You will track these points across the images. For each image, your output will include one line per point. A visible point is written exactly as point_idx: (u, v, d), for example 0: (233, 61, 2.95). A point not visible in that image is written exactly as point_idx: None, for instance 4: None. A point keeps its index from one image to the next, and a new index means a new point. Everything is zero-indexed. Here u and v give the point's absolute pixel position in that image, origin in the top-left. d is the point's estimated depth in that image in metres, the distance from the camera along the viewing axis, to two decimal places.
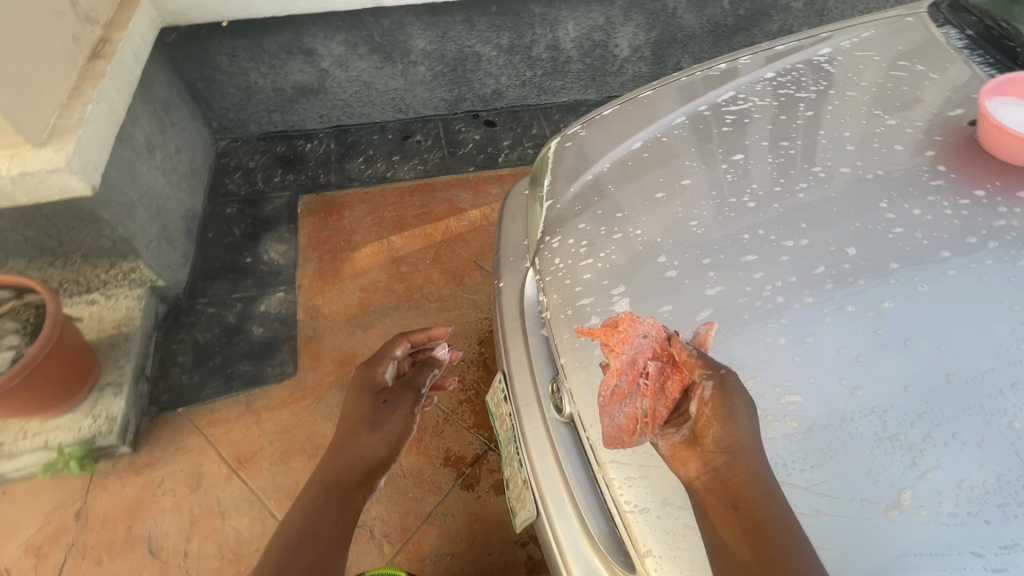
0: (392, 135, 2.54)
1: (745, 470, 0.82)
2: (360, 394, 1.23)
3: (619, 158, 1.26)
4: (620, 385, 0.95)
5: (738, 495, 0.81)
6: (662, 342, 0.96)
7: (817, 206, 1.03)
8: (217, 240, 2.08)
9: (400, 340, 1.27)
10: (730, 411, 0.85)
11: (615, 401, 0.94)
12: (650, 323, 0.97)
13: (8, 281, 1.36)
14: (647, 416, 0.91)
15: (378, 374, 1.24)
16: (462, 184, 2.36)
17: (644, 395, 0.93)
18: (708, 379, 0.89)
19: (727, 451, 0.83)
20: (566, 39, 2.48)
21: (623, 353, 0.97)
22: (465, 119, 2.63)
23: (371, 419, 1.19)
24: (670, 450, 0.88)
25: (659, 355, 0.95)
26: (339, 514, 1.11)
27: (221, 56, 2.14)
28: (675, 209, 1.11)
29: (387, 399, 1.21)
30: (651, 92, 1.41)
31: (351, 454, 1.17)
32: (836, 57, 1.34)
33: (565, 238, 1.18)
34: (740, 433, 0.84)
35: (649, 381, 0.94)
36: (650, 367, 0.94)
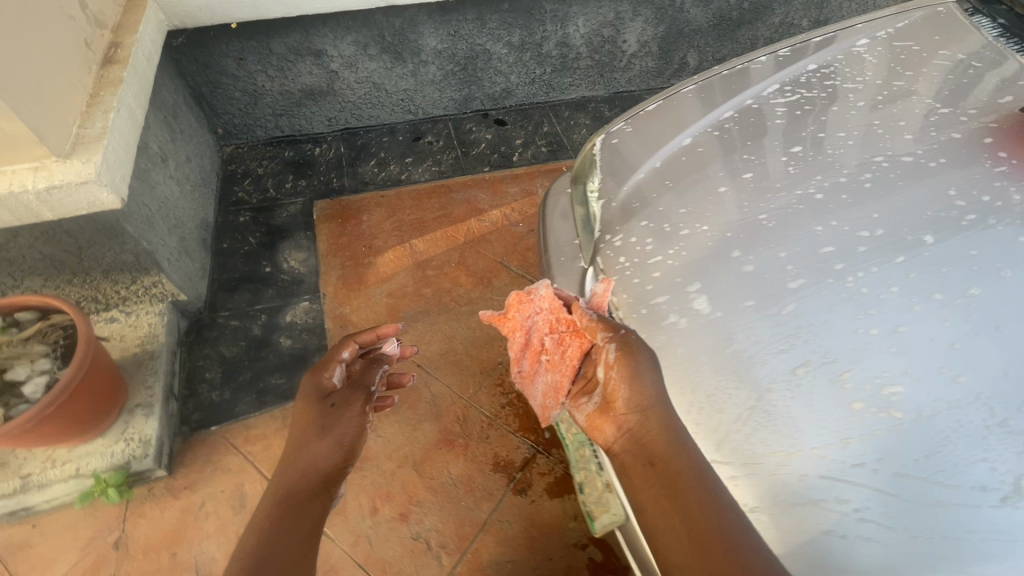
0: (402, 137, 2.49)
1: (656, 426, 0.92)
2: (311, 398, 1.17)
3: (673, 154, 1.25)
4: (527, 363, 1.25)
5: (654, 453, 0.91)
6: (557, 313, 1.14)
7: (888, 196, 1.04)
8: (233, 250, 2.00)
9: (345, 342, 1.29)
10: (633, 370, 0.95)
11: (529, 376, 1.26)
12: (546, 292, 1.18)
13: (9, 304, 1.26)
14: (557, 389, 1.16)
15: (326, 377, 1.21)
16: (479, 184, 2.34)
17: (547, 367, 1.18)
18: (609, 343, 1.00)
19: (636, 409, 0.94)
20: (576, 36, 2.47)
21: (518, 335, 1.23)
22: (474, 118, 2.59)
23: (322, 424, 1.12)
24: (586, 418, 1.05)
25: (553, 328, 1.16)
26: (298, 528, 0.97)
27: (227, 59, 2.05)
28: (742, 203, 1.10)
29: (340, 403, 1.16)
30: (694, 85, 1.39)
31: (307, 462, 1.07)
32: (875, 48, 1.35)
33: (628, 236, 1.16)
34: (646, 390, 0.94)
35: (552, 355, 1.16)
36: (545, 343, 1.17)
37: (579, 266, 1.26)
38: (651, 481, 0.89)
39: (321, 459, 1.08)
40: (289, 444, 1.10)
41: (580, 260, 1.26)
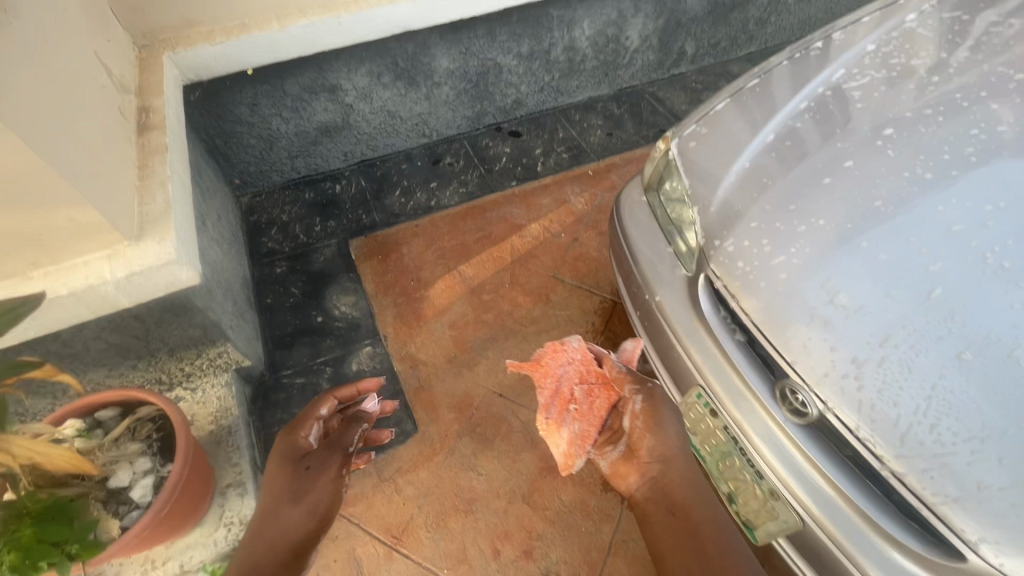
0: (421, 162, 2.45)
1: (674, 474, 1.23)
2: (287, 462, 1.28)
3: (760, 151, 1.25)
4: (551, 416, 1.44)
5: (675, 503, 1.19)
6: (588, 366, 1.46)
7: (999, 166, 1.06)
8: (278, 305, 1.92)
9: (324, 401, 1.39)
10: (657, 423, 1.27)
11: (553, 429, 1.43)
12: (581, 349, 1.50)
13: (83, 404, 1.16)
14: (581, 438, 1.40)
15: (302, 440, 1.33)
16: (511, 200, 2.31)
17: (574, 417, 1.41)
18: (636, 395, 1.32)
19: (659, 460, 1.25)
20: (581, 38, 2.46)
21: (548, 387, 1.48)
22: (489, 133, 2.58)
23: (292, 492, 1.24)
24: (611, 467, 1.33)
25: (584, 379, 1.45)
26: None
27: (241, 106, 1.97)
28: (852, 192, 1.11)
29: (310, 471, 1.30)
30: (760, 79, 1.40)
31: (276, 531, 1.18)
32: (926, 21, 1.38)
33: (740, 240, 1.15)
34: (669, 440, 1.25)
35: (579, 405, 1.41)
36: (576, 393, 1.43)
37: (679, 273, 1.28)
38: (671, 523, 1.17)
39: (288, 527, 1.20)
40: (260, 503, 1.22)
41: (680, 267, 1.29)
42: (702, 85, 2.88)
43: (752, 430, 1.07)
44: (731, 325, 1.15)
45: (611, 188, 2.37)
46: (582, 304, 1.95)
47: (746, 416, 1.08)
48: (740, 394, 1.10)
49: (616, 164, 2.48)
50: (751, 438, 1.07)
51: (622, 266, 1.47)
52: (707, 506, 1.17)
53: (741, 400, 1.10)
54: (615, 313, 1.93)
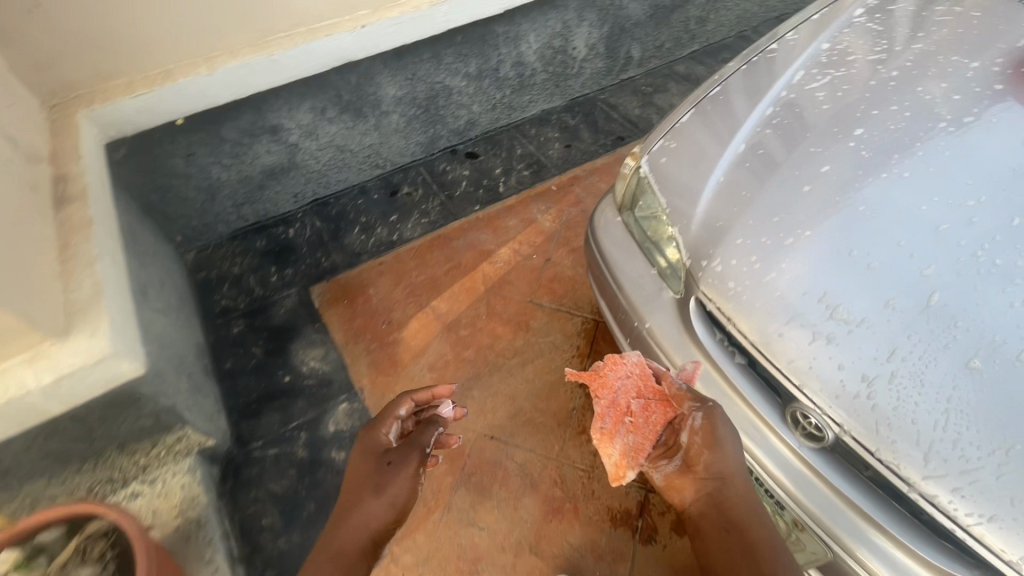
0: (377, 195, 2.34)
1: (733, 493, 1.05)
2: (372, 454, 1.23)
3: (734, 162, 1.21)
4: (606, 425, 1.26)
5: (732, 520, 1.04)
6: (647, 379, 1.21)
7: (970, 159, 1.05)
8: (239, 369, 1.77)
9: (403, 400, 1.29)
10: (717, 439, 1.05)
11: (607, 439, 1.26)
12: (636, 359, 1.25)
13: (21, 530, 1.03)
14: (635, 449, 1.21)
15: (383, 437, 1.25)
16: (477, 225, 2.23)
17: (630, 431, 1.22)
18: (696, 410, 1.08)
19: (717, 477, 1.06)
20: (529, 53, 2.41)
21: (603, 398, 1.28)
22: (445, 157, 2.49)
23: (377, 482, 1.17)
24: (665, 479, 1.17)
25: (641, 393, 1.22)
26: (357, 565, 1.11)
27: (175, 159, 1.81)
28: (833, 198, 1.08)
29: (393, 464, 1.20)
30: (721, 86, 1.37)
31: (361, 518, 1.13)
32: (874, 15, 1.38)
33: (728, 259, 1.11)
34: (728, 462, 1.05)
35: (635, 418, 1.22)
36: (633, 406, 1.22)
37: (667, 296, 1.23)
38: (726, 540, 1.03)
39: (373, 512, 1.15)
40: (344, 489, 1.19)
41: (666, 289, 1.23)
42: (652, 87, 2.88)
43: (759, 450, 1.03)
44: (728, 348, 1.10)
45: (577, 202, 2.32)
46: (563, 327, 1.88)
47: (753, 438, 1.04)
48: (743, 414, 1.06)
49: (578, 177, 2.43)
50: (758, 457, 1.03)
51: (604, 290, 1.41)
52: (766, 525, 1.02)
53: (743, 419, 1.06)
54: (599, 333, 1.86)
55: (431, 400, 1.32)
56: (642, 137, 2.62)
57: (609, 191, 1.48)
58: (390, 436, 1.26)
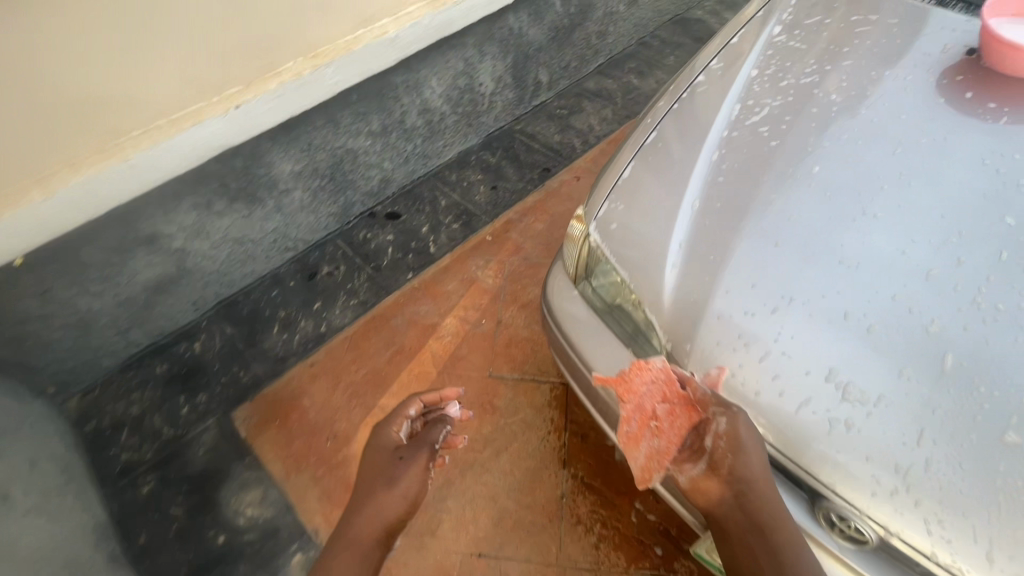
0: (294, 281, 2.05)
1: (759, 497, 0.91)
2: (387, 450, 1.22)
3: (693, 220, 1.08)
4: (632, 429, 1.10)
5: (757, 522, 0.91)
6: (672, 386, 1.02)
7: (936, 188, 0.97)
8: (159, 541, 1.47)
9: (412, 403, 1.34)
10: (741, 446, 0.90)
11: (633, 443, 1.11)
12: (663, 367, 1.02)
13: None
14: (661, 451, 1.05)
15: (394, 435, 1.26)
16: (414, 297, 2.00)
17: (656, 434, 1.06)
18: (720, 415, 0.93)
19: (742, 482, 0.92)
20: (434, 97, 2.21)
21: (630, 400, 1.08)
22: (363, 223, 2.25)
23: (392, 471, 1.18)
24: (690, 482, 1.01)
25: (666, 398, 1.02)
26: (372, 553, 1.08)
27: (26, 302, 1.47)
28: (810, 252, 0.97)
29: (408, 455, 1.22)
30: (658, 131, 1.24)
31: (379, 506, 1.12)
32: (793, 32, 1.31)
33: (713, 338, 0.97)
34: (754, 468, 0.91)
35: (660, 422, 1.05)
36: (658, 410, 1.04)
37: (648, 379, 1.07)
38: (748, 542, 0.92)
39: (390, 501, 1.14)
40: (363, 472, 1.21)
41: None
42: (567, 109, 2.76)
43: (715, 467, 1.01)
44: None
45: (516, 249, 2.15)
46: (530, 399, 1.69)
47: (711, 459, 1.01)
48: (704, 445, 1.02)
49: (513, 221, 2.26)
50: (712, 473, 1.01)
51: (572, 371, 1.24)
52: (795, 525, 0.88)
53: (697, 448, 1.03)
54: (570, 396, 1.69)
55: (440, 403, 1.37)
56: (568, 164, 2.49)
57: (558, 257, 1.33)
58: (401, 434, 1.27)
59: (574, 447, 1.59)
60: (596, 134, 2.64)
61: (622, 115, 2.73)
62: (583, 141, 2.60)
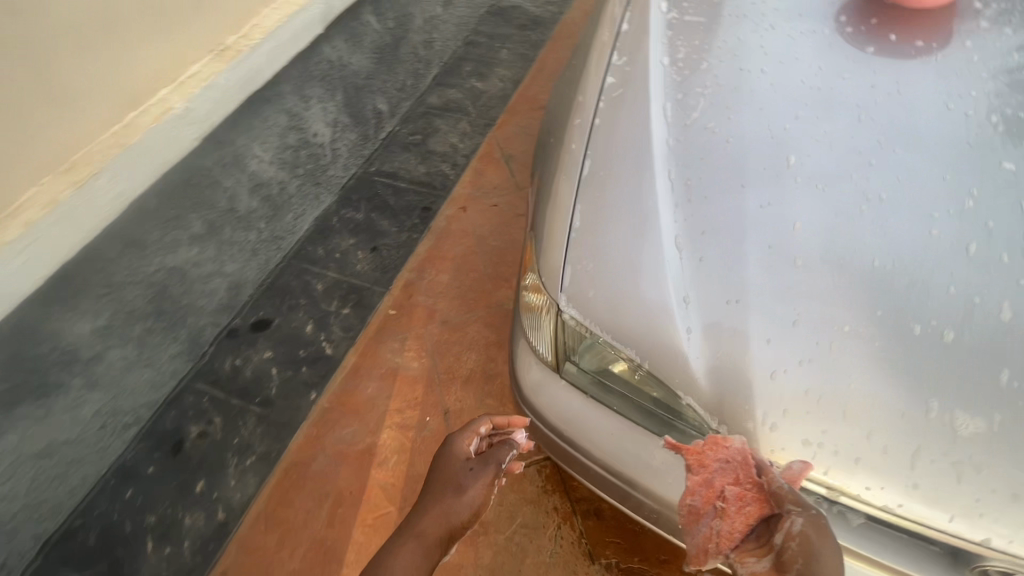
0: (155, 466, 1.48)
1: None
2: (458, 458, 1.05)
3: (685, 262, 0.86)
4: (695, 503, 0.82)
5: None
6: (751, 470, 0.76)
7: (926, 148, 0.86)
8: None
9: (483, 417, 1.10)
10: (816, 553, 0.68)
11: (694, 519, 0.82)
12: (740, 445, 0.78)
13: None
14: (722, 536, 0.78)
15: (465, 445, 1.07)
16: (330, 420, 1.59)
17: (722, 518, 0.79)
18: (794, 512, 0.71)
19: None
20: (265, 165, 1.79)
21: (698, 467, 0.81)
22: (224, 347, 1.70)
23: (460, 478, 1.03)
24: None
25: (743, 486, 0.77)
26: (434, 552, 0.96)
27: None
28: (836, 264, 0.81)
29: (476, 467, 1.04)
30: (590, 157, 1.00)
31: (441, 509, 1.00)
32: (681, 5, 1.14)
33: (781, 405, 0.76)
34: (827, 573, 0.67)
35: (726, 504, 0.78)
36: (728, 493, 0.78)
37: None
38: None
39: (454, 507, 1.01)
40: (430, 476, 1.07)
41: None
42: (420, 133, 2.40)
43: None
44: (833, 509, 0.76)
45: (429, 314, 1.80)
46: (522, 491, 1.39)
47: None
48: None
49: (413, 282, 1.90)
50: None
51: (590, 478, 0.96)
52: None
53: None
54: (563, 470, 1.42)
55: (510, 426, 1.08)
56: (447, 196, 2.18)
57: (522, 334, 1.03)
58: (473, 446, 1.08)
59: (594, 530, 1.33)
60: (462, 152, 2.35)
61: (481, 124, 2.47)
62: (452, 165, 2.30)
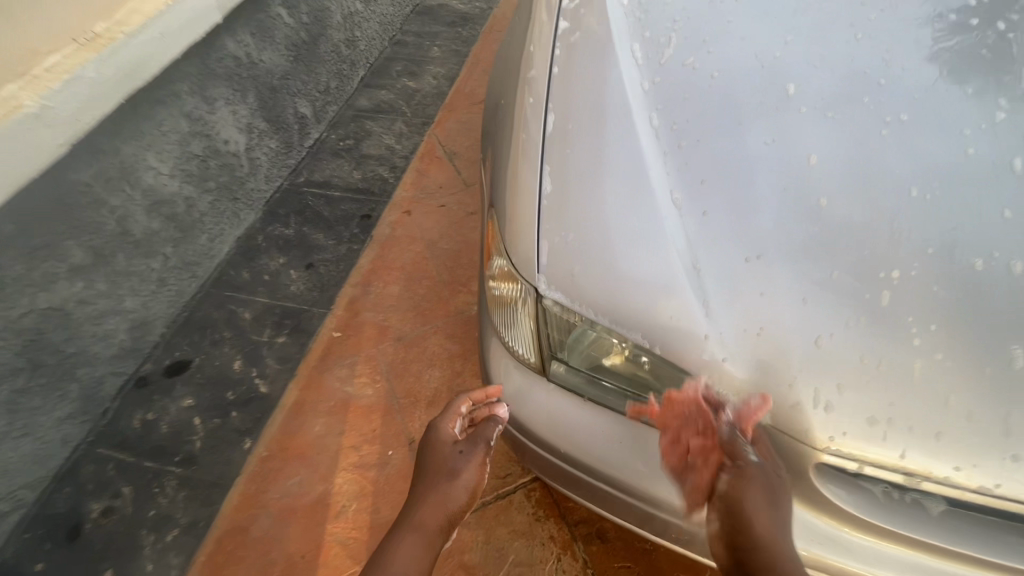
0: (48, 558, 1.21)
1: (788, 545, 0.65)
2: (444, 443, 0.87)
3: (688, 219, 0.70)
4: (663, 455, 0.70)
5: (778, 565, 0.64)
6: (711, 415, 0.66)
7: (940, 61, 0.74)
8: None
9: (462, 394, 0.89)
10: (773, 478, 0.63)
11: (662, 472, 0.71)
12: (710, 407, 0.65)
13: None
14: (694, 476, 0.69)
15: (448, 428, 0.88)
16: (270, 470, 1.33)
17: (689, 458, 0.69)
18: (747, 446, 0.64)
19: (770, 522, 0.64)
20: (167, 179, 1.50)
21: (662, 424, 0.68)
22: (131, 400, 1.44)
23: (449, 464, 0.86)
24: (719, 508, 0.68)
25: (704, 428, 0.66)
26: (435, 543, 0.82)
27: None
28: (870, 198, 0.66)
29: (465, 450, 0.86)
30: (555, 111, 0.82)
31: (436, 501, 0.84)
32: None
33: (840, 378, 0.60)
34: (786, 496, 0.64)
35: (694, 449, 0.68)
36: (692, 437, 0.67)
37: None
38: None
39: (450, 494, 0.85)
40: (415, 466, 0.90)
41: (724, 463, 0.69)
42: (351, 138, 2.21)
43: (854, 565, 0.65)
44: (906, 498, 0.61)
45: (381, 330, 1.58)
46: (512, 523, 1.18)
47: (848, 553, 0.65)
48: (837, 539, 0.65)
49: (358, 298, 1.66)
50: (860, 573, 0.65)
51: (596, 498, 0.79)
52: None
53: (831, 545, 0.65)
54: (554, 490, 1.22)
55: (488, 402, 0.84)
56: (388, 200, 1.96)
57: (494, 332, 0.83)
58: (459, 426, 0.89)
59: (600, 557, 1.14)
60: (401, 153, 2.14)
61: (418, 124, 2.28)
62: (390, 168, 2.08)
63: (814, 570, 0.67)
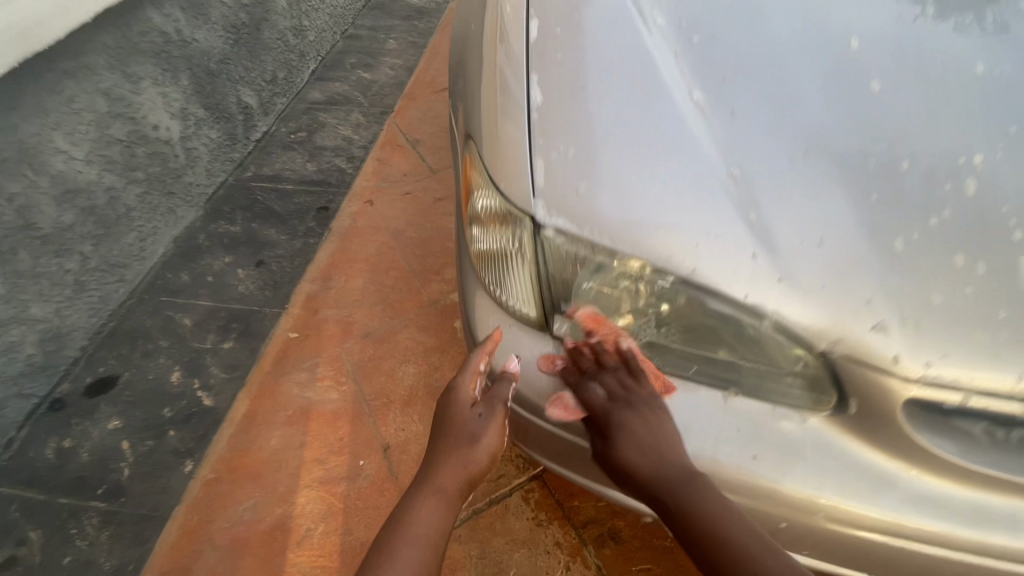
0: None
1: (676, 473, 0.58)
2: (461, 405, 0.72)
3: (715, 119, 0.57)
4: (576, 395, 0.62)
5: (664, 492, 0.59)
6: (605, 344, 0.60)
7: None
8: None
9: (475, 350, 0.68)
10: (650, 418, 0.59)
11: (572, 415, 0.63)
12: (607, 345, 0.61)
13: None
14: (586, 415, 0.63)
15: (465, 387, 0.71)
16: (215, 495, 1.12)
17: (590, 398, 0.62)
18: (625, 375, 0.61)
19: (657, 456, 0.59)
20: (84, 167, 1.32)
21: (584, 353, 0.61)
22: (44, 427, 1.22)
23: (468, 428, 0.72)
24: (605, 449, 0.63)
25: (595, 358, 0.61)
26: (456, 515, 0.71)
27: None
28: (931, 76, 0.54)
29: (484, 412, 0.70)
30: (538, 17, 0.69)
31: (458, 466, 0.71)
32: None
33: (932, 290, 0.48)
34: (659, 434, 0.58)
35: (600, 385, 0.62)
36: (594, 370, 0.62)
37: (789, 429, 0.54)
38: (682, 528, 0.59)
39: (471, 459, 0.72)
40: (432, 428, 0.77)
41: (780, 413, 0.54)
42: (304, 130, 2.00)
43: (915, 518, 0.53)
44: (1009, 438, 0.51)
45: (344, 328, 1.39)
46: (509, 531, 1.01)
47: (921, 507, 0.53)
48: (884, 478, 0.53)
49: (317, 295, 1.47)
50: (910, 529, 0.53)
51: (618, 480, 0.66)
52: None
53: (869, 482, 0.53)
54: (556, 489, 1.06)
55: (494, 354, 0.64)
56: (346, 191, 1.78)
57: (480, 285, 0.66)
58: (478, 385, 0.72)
59: (614, 562, 0.98)
60: (359, 143, 1.96)
61: (377, 113, 2.10)
62: (348, 159, 1.90)
63: (849, 524, 0.54)
